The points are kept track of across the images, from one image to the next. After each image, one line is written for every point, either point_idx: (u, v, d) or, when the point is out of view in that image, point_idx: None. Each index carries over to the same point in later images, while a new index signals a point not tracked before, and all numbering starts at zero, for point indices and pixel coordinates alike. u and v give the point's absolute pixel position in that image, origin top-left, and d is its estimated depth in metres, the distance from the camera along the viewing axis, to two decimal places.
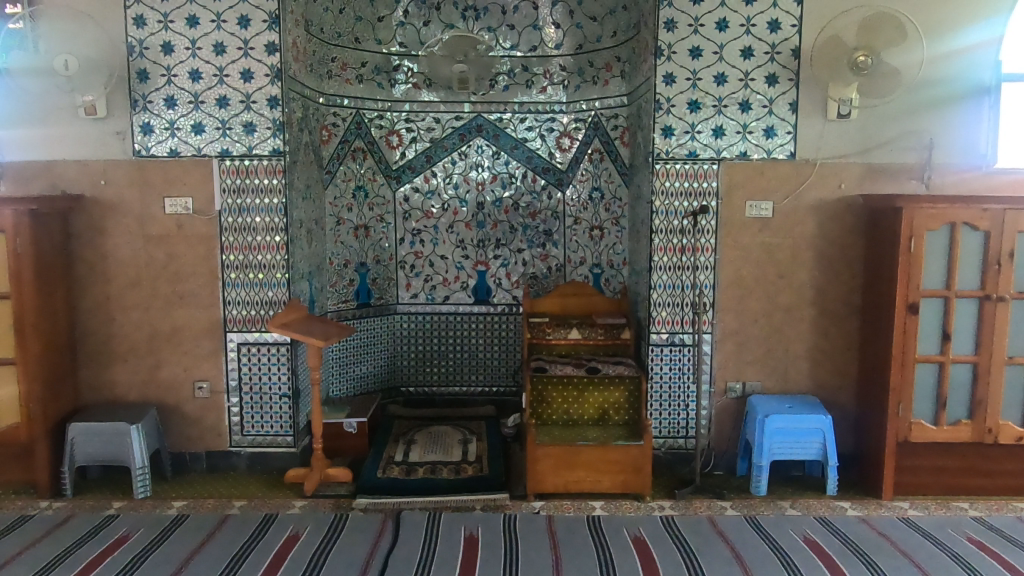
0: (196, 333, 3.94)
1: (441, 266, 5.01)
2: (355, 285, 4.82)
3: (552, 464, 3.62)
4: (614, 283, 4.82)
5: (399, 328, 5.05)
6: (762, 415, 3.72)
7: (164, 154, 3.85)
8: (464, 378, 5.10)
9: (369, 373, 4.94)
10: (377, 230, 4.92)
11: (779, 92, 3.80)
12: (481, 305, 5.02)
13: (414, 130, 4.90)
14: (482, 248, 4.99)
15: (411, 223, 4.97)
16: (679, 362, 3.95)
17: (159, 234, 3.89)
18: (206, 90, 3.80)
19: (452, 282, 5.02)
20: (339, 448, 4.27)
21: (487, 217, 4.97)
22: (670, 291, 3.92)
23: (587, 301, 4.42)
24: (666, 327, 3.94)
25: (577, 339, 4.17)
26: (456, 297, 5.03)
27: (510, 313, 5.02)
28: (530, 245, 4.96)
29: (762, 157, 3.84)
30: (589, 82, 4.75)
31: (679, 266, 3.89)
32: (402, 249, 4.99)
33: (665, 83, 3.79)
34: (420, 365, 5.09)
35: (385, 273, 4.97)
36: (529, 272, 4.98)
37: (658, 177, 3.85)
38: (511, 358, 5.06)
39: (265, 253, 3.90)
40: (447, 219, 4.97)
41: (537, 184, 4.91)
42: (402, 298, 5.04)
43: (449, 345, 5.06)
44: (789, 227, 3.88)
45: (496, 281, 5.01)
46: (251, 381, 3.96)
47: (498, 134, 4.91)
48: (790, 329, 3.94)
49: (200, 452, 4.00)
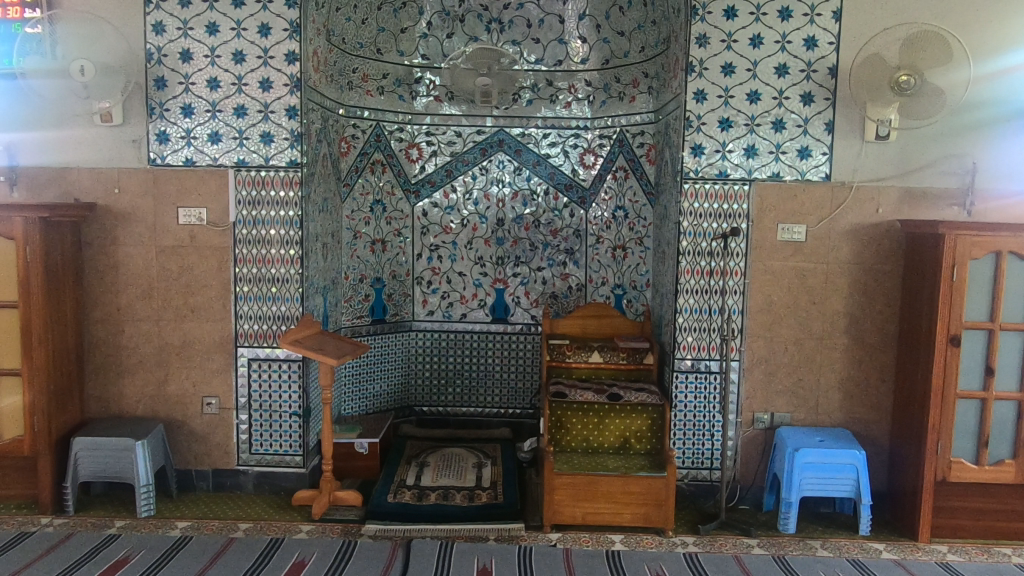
0: (206, 347, 3.83)
1: (458, 283, 4.89)
2: (370, 301, 4.71)
3: (570, 495, 3.47)
4: (636, 305, 4.67)
5: (414, 345, 4.92)
6: (792, 449, 3.55)
7: (179, 163, 3.76)
8: (479, 398, 4.95)
9: (382, 391, 4.81)
10: (394, 245, 4.81)
11: (815, 111, 3.65)
12: (499, 324, 4.88)
13: (434, 144, 4.79)
14: (501, 266, 4.86)
15: (429, 239, 4.85)
16: (704, 390, 3.79)
17: (171, 244, 3.80)
18: (224, 99, 3.72)
19: (469, 299, 4.89)
20: (349, 470, 4.13)
21: (507, 234, 4.84)
22: (696, 316, 3.76)
23: (610, 322, 4.27)
24: (691, 353, 3.78)
25: (599, 363, 4.03)
26: (473, 315, 4.90)
27: (528, 332, 4.87)
28: (550, 264, 4.83)
29: (795, 178, 3.69)
30: (615, 98, 4.63)
31: (706, 290, 3.74)
32: (419, 265, 4.87)
33: (696, 100, 3.66)
34: (435, 384, 4.95)
35: (401, 289, 4.86)
36: (548, 292, 4.84)
37: (687, 197, 3.71)
38: (529, 379, 4.91)
39: (279, 266, 3.79)
40: (465, 235, 4.85)
41: (560, 201, 4.78)
42: (418, 314, 4.91)
43: (466, 364, 4.93)
44: (823, 252, 3.71)
45: (515, 300, 4.88)
46: (262, 399, 3.84)
47: (520, 149, 4.80)
48: (822, 359, 3.76)
49: (206, 470, 3.88)
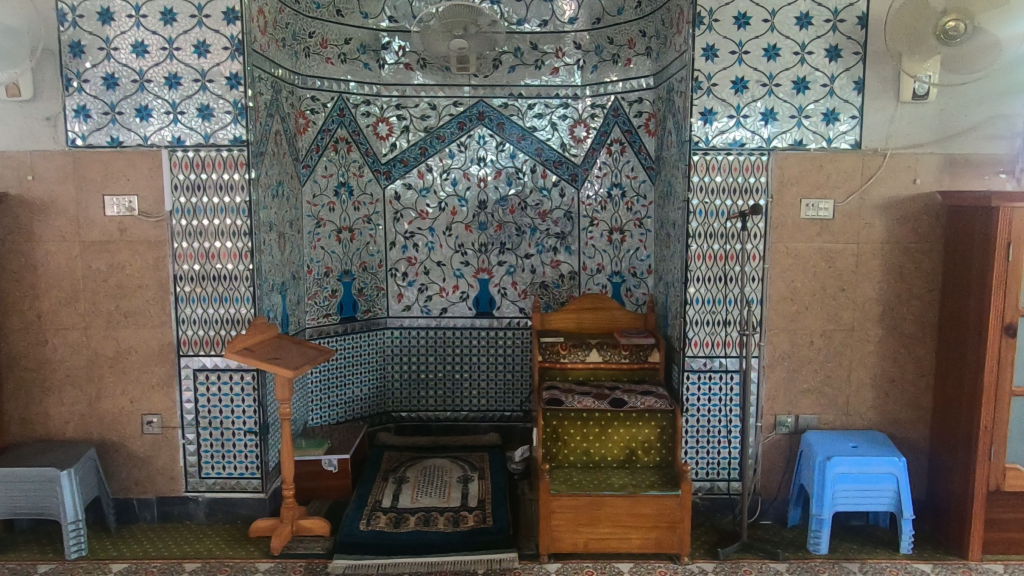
0: (144, 357, 3.30)
1: (438, 274, 4.38)
2: (338, 297, 4.18)
3: (571, 519, 3.00)
4: (637, 295, 4.19)
5: (389, 345, 4.42)
6: (822, 458, 3.08)
7: (104, 144, 3.21)
8: (464, 401, 4.47)
9: (355, 399, 4.30)
10: (363, 233, 4.27)
11: (841, 68, 3.16)
12: (484, 318, 4.39)
13: (405, 118, 4.26)
14: (485, 254, 4.36)
15: (403, 225, 4.33)
16: (720, 392, 3.32)
17: (98, 239, 3.25)
18: (153, 66, 3.17)
19: (450, 292, 4.39)
20: (317, 490, 3.64)
21: (490, 218, 4.33)
22: (709, 308, 3.28)
23: (610, 314, 3.77)
24: (704, 350, 3.31)
25: (597, 362, 3.54)
26: (455, 310, 4.39)
27: (517, 327, 4.38)
28: (540, 251, 4.32)
29: (820, 147, 3.20)
30: (608, 62, 4.11)
31: (720, 278, 3.26)
32: (393, 255, 4.35)
33: (705, 57, 3.15)
34: (414, 387, 4.46)
35: (373, 283, 4.33)
36: (538, 281, 4.35)
37: (697, 171, 3.21)
38: (518, 379, 4.43)
39: (226, 262, 3.27)
40: (444, 220, 4.33)
41: (548, 180, 4.27)
42: (393, 310, 4.40)
43: (448, 365, 4.43)
44: (853, 231, 3.23)
45: (501, 291, 4.37)
46: (212, 415, 3.33)
47: (502, 122, 4.27)
48: (853, 353, 3.30)
49: (150, 498, 3.37)
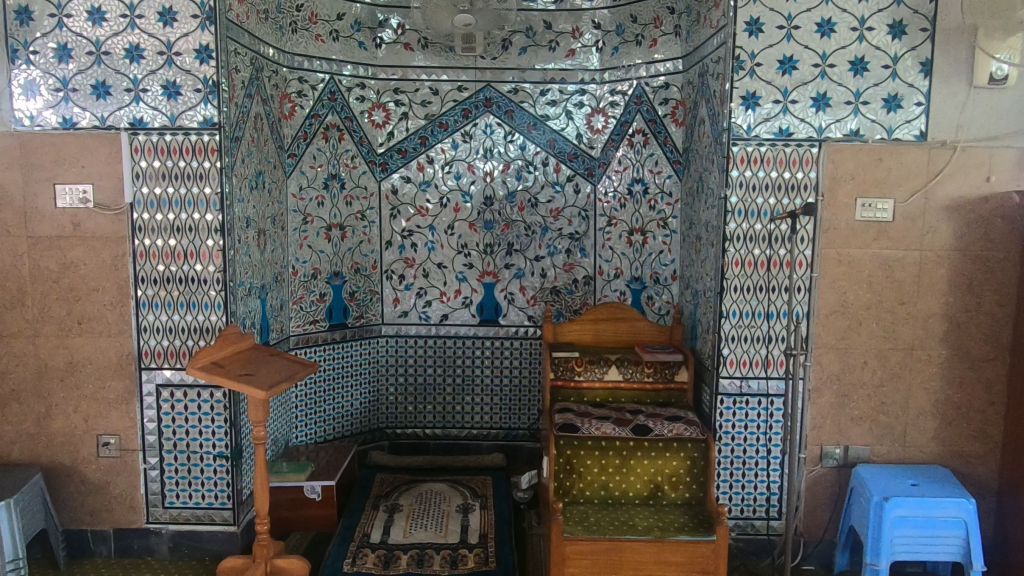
0: (101, 370, 2.89)
1: (438, 277, 3.96)
2: (327, 301, 3.76)
3: (587, 567, 2.57)
4: (659, 303, 3.76)
5: (384, 354, 4.00)
6: (879, 498, 2.64)
7: (55, 125, 2.80)
8: (466, 418, 4.06)
9: (344, 415, 3.88)
10: (356, 230, 3.84)
11: (906, 47, 2.73)
12: (489, 327, 3.97)
13: (404, 104, 3.84)
14: (490, 255, 3.94)
15: (400, 223, 3.91)
16: (759, 419, 2.89)
17: (48, 234, 2.84)
18: (111, 36, 2.75)
19: (452, 297, 3.97)
20: (298, 521, 3.23)
21: (497, 216, 3.91)
22: (747, 322, 2.86)
23: (631, 324, 3.34)
24: (741, 371, 2.88)
25: (617, 381, 3.11)
26: (456, 317, 3.98)
27: (525, 337, 3.96)
28: (551, 253, 3.90)
29: (879, 138, 2.77)
30: (630, 43, 3.69)
31: (761, 288, 2.83)
32: (389, 255, 3.93)
33: (748, 33, 2.72)
34: (411, 401, 4.04)
35: (366, 286, 3.91)
36: (549, 287, 3.93)
37: (736, 164, 2.78)
38: (526, 394, 4.01)
39: (194, 263, 2.85)
40: (446, 217, 3.92)
41: (561, 175, 3.86)
42: (388, 316, 3.98)
43: (448, 377, 4.02)
44: (915, 235, 2.80)
45: (508, 297, 3.96)
46: (178, 437, 2.92)
47: (512, 110, 3.85)
48: (912, 376, 2.86)
49: (106, 530, 2.96)
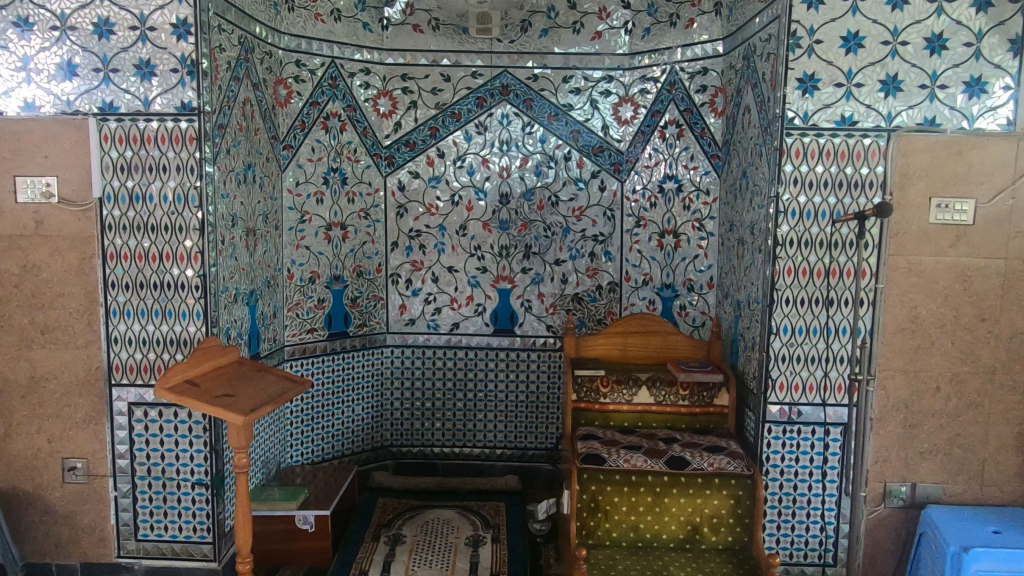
0: (66, 386, 2.57)
1: (448, 282, 3.61)
2: (325, 308, 3.42)
3: None
4: (694, 314, 3.39)
5: (389, 367, 3.66)
6: (956, 548, 2.22)
7: (15, 109, 2.48)
8: (478, 436, 3.71)
9: (345, 432, 3.55)
10: (359, 230, 3.50)
11: (994, 21, 2.33)
12: (504, 337, 3.62)
13: (413, 91, 3.50)
14: (506, 259, 3.58)
15: (408, 222, 3.57)
16: (814, 451, 2.51)
17: (8, 233, 2.53)
18: (78, 9, 2.44)
19: (463, 304, 3.62)
20: (289, 554, 2.90)
21: (514, 215, 3.56)
22: (800, 339, 2.48)
23: (662, 337, 2.98)
24: (792, 396, 2.50)
25: (648, 404, 2.75)
26: (468, 326, 3.63)
27: (544, 349, 3.61)
28: (573, 256, 3.54)
29: (958, 128, 2.38)
30: (663, 23, 3.32)
31: (817, 300, 2.45)
32: (395, 257, 3.59)
33: (807, 4, 2.34)
34: (418, 417, 3.70)
35: (369, 291, 3.57)
36: (570, 293, 3.56)
37: (791, 158, 2.40)
38: (543, 412, 3.65)
39: (171, 266, 2.53)
40: (457, 217, 3.57)
41: (585, 170, 3.49)
42: (394, 324, 3.64)
43: (459, 391, 3.67)
44: (999, 241, 2.40)
45: (524, 305, 3.60)
46: (152, 462, 2.60)
47: (531, 99, 3.50)
48: (993, 404, 2.47)
49: (72, 565, 2.64)
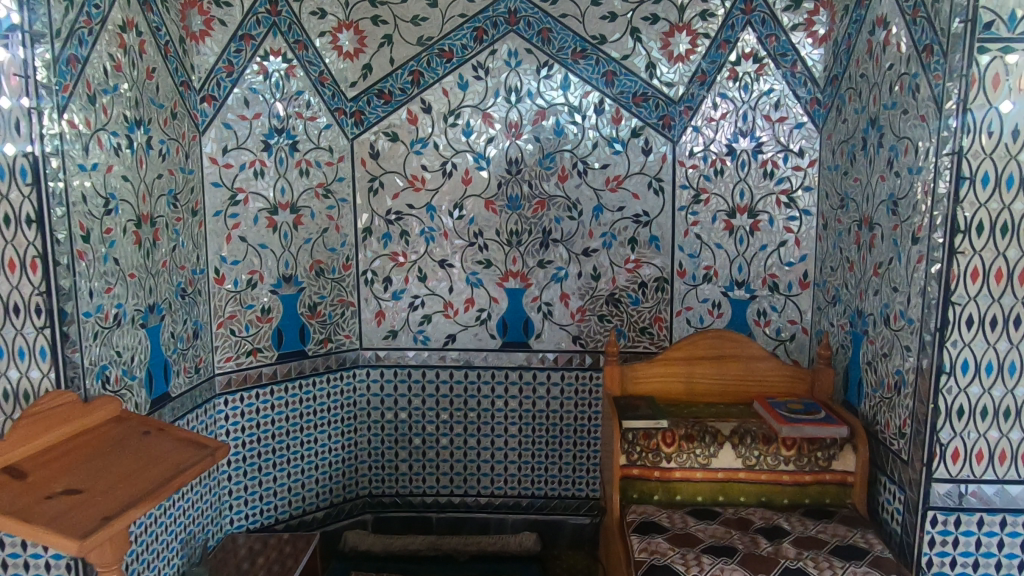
0: None
1: (441, 281, 2.70)
2: (273, 320, 2.52)
3: None
4: (782, 325, 2.49)
5: (365, 394, 2.77)
6: None
7: None
8: (483, 482, 2.82)
9: (305, 484, 2.67)
10: (317, 214, 2.57)
11: None
12: (516, 353, 2.72)
13: (386, 21, 2.57)
14: (517, 248, 2.66)
15: (384, 201, 2.66)
16: (1003, 553, 1.61)
17: None
18: None
19: (461, 311, 2.71)
20: None
21: (527, 190, 2.63)
22: (988, 383, 1.56)
23: (745, 364, 2.04)
24: (973, 470, 1.59)
25: (733, 470, 1.85)
26: (468, 338, 2.73)
27: (569, 368, 2.71)
28: (608, 244, 2.62)
29: None
30: None
31: (1016, 320, 1.54)
32: (369, 249, 2.69)
33: None
34: (406, 458, 2.82)
35: (333, 295, 2.65)
36: (603, 293, 2.65)
37: (981, 91, 1.48)
38: (567, 450, 2.76)
39: None
40: (451, 192, 2.65)
41: (623, 127, 2.56)
42: (370, 339, 2.75)
43: (458, 425, 2.78)
44: None
45: (543, 310, 2.69)
46: None
47: (547, 29, 2.56)
48: None
49: None
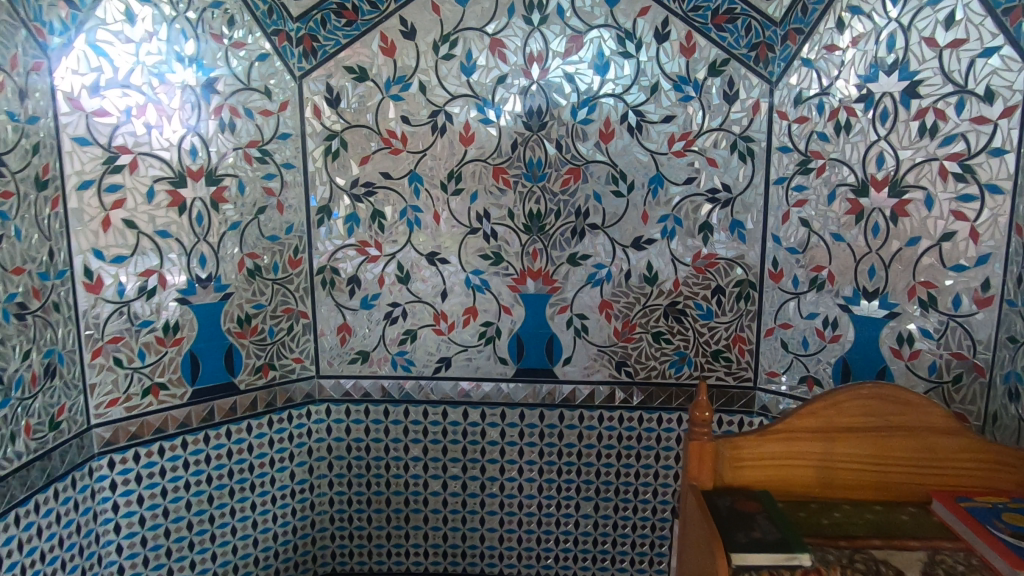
0: None
1: (429, 282, 1.92)
2: (184, 343, 1.73)
3: None
4: (947, 363, 1.59)
5: (324, 439, 1.97)
6: None
7: None
8: (489, 559, 2.03)
9: (238, 570, 1.87)
10: (249, 186, 1.78)
11: None
12: (535, 385, 1.94)
13: None
14: (539, 237, 1.88)
15: (349, 169, 1.86)
16: None
17: None
18: None
19: (458, 327, 1.93)
20: None
21: (554, 153, 1.83)
22: None
23: (919, 442, 1.24)
24: None
25: None
26: (468, 364, 1.95)
27: (611, 407, 1.93)
28: (669, 232, 1.86)
29: None
30: None
31: None
32: (328, 237, 1.89)
33: None
34: (382, 525, 2.03)
35: (276, 303, 1.86)
36: (662, 303, 1.89)
37: None
38: (604, 517, 1.98)
39: None
40: (444, 155, 1.85)
41: (697, 61, 1.78)
42: (330, 363, 1.96)
43: (454, 482, 1.99)
44: None
45: (575, 327, 1.91)
46: None
47: None
48: None
49: None
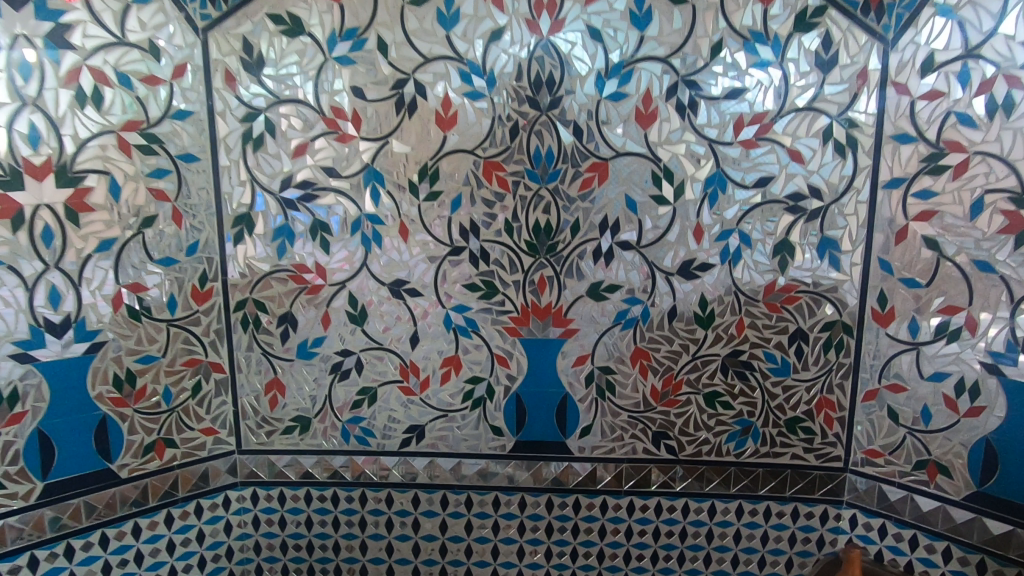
0: None
1: (394, 321, 1.37)
2: (27, 419, 1.18)
3: None
4: None
5: (250, 535, 1.42)
6: None
7: None
8: None
9: None
10: (127, 188, 1.22)
11: None
12: (541, 464, 1.40)
13: None
14: (547, 261, 1.33)
15: (279, 162, 1.31)
16: None
17: None
18: None
19: (434, 383, 1.39)
20: None
21: (571, 142, 1.29)
22: None
23: None
24: None
25: None
26: (448, 435, 1.40)
27: (646, 494, 1.40)
28: (732, 254, 1.31)
29: None
30: None
31: None
32: (249, 258, 1.34)
33: None
34: None
35: (173, 353, 1.31)
36: (719, 353, 1.35)
37: None
38: None
39: None
40: (414, 143, 1.30)
41: (779, 10, 1.23)
42: (255, 433, 1.40)
43: None
44: None
45: (597, 384, 1.37)
46: None
47: None
48: None
49: None
